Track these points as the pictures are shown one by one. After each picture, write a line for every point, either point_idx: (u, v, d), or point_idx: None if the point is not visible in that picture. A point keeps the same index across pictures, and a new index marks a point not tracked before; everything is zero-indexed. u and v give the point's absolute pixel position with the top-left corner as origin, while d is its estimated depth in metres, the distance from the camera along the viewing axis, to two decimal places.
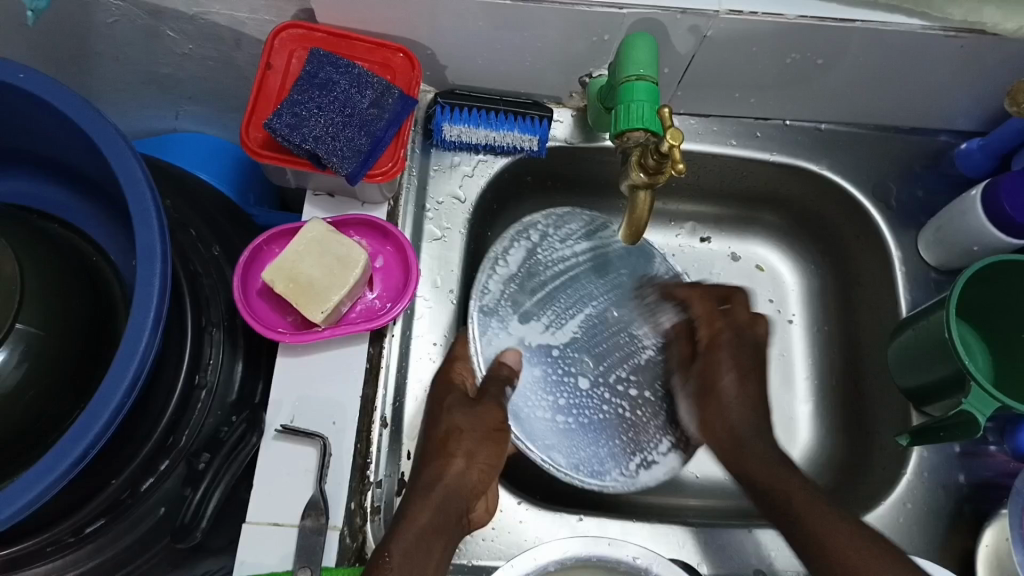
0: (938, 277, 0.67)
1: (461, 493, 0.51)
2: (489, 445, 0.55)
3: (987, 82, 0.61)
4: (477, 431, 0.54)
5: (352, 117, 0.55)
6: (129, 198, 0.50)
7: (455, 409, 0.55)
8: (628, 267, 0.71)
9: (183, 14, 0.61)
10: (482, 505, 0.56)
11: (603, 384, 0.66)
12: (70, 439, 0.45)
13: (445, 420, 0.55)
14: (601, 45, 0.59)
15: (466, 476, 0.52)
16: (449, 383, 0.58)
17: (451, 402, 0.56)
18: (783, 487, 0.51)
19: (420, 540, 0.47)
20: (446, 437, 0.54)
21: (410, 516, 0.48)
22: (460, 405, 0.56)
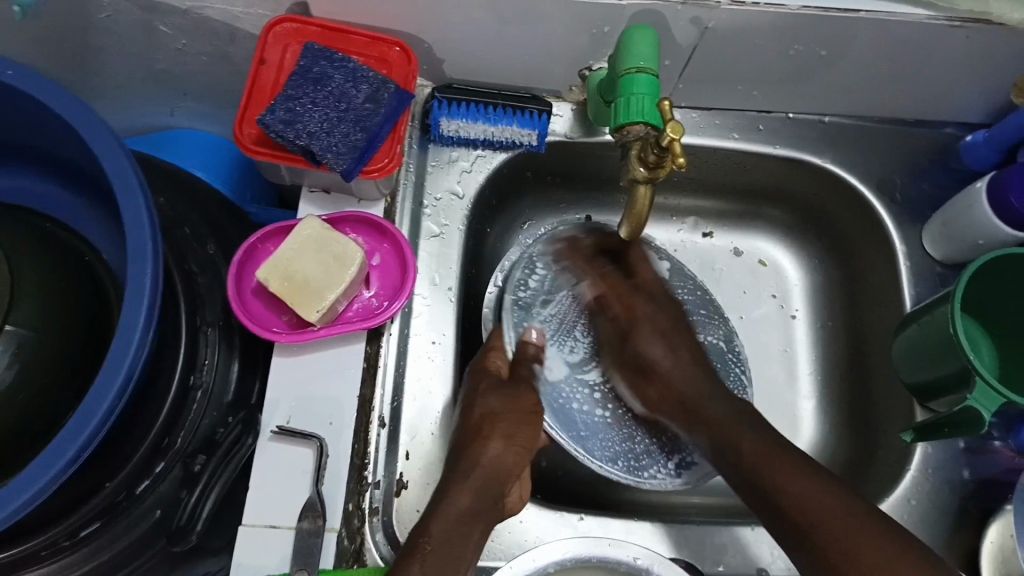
0: (944, 271, 0.65)
1: (499, 478, 0.51)
2: (524, 427, 0.56)
3: (994, 73, 0.60)
4: (516, 415, 0.56)
5: (347, 113, 0.54)
6: (121, 196, 0.49)
7: (490, 393, 0.56)
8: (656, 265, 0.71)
9: (176, 9, 0.60)
10: (516, 492, 0.55)
11: None
12: (60, 443, 0.45)
13: (478, 404, 0.56)
14: (601, 38, 0.58)
15: (498, 456, 0.52)
16: (485, 367, 0.59)
17: (484, 385, 0.57)
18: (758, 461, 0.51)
19: (459, 522, 0.47)
20: (483, 419, 0.54)
21: (450, 499, 0.49)
22: (495, 389, 0.57)
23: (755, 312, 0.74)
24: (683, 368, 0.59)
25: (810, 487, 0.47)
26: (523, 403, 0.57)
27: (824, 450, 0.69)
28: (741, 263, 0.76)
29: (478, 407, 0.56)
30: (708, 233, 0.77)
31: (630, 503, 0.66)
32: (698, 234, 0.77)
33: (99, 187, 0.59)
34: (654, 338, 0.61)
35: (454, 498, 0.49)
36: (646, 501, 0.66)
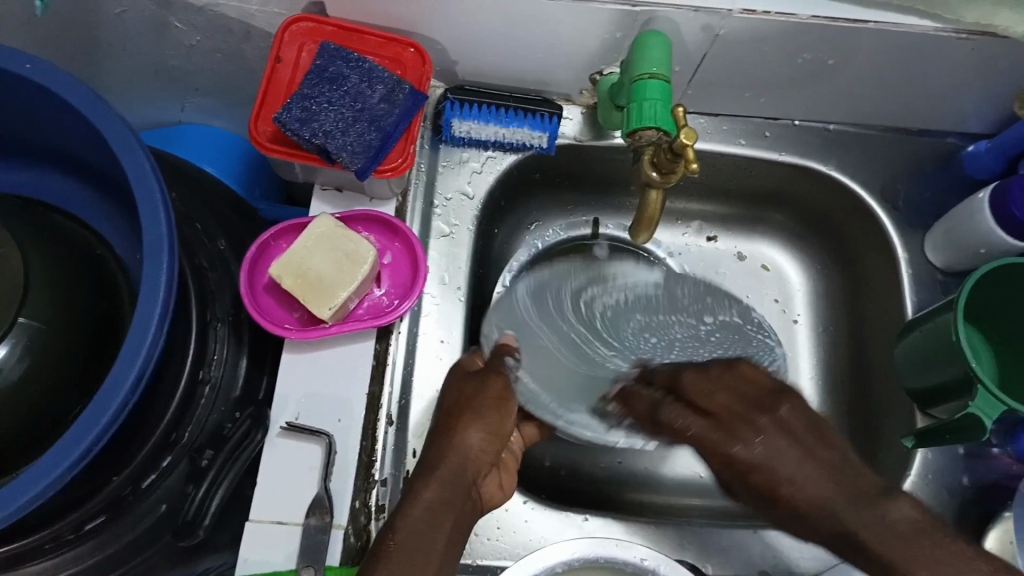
0: (945, 279, 0.67)
1: (462, 469, 0.51)
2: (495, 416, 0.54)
3: (998, 86, 0.61)
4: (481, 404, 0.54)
5: (363, 113, 0.54)
6: (137, 191, 0.49)
7: (454, 390, 0.56)
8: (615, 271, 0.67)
9: (192, 5, 0.60)
10: (493, 481, 0.55)
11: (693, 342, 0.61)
12: (74, 435, 0.45)
13: (449, 400, 0.56)
14: (614, 43, 0.59)
15: (468, 445, 0.52)
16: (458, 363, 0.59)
17: (455, 379, 0.57)
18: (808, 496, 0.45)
19: (427, 516, 0.47)
20: (454, 409, 0.54)
21: (416, 492, 0.48)
22: (461, 380, 0.57)
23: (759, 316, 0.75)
24: (777, 447, 0.46)
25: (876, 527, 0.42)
26: (488, 392, 0.55)
27: None
28: (744, 267, 0.77)
29: (450, 402, 0.55)
30: (712, 238, 0.78)
31: (632, 504, 0.67)
32: (702, 238, 0.78)
33: (111, 182, 0.60)
34: (757, 439, 0.46)
35: (418, 491, 0.48)
36: (648, 502, 0.67)
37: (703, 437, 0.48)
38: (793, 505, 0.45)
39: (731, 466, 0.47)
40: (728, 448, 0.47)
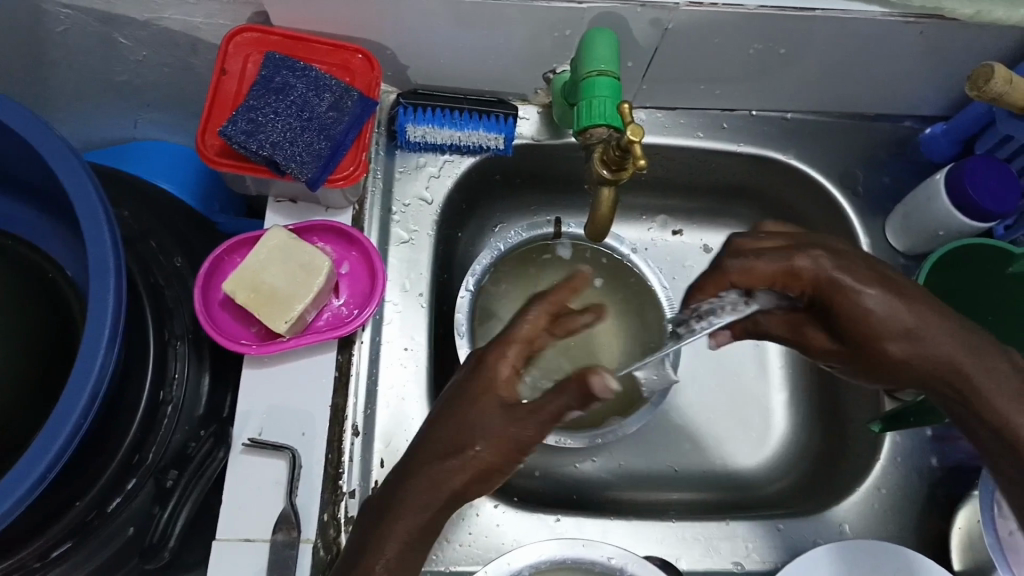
0: (906, 262, 0.67)
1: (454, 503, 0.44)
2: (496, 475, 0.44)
3: (948, 69, 0.62)
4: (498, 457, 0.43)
5: (311, 122, 0.54)
6: (80, 212, 0.48)
7: (489, 420, 0.43)
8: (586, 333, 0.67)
9: (135, 20, 0.60)
10: None
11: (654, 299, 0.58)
12: (24, 466, 0.44)
13: (468, 436, 0.43)
14: (564, 41, 0.58)
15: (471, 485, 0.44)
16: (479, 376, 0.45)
17: (479, 410, 0.43)
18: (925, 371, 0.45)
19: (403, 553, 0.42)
20: (486, 445, 0.43)
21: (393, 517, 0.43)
22: (497, 419, 0.43)
23: None
24: (901, 303, 0.45)
25: (1001, 394, 0.43)
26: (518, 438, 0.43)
27: (795, 441, 0.70)
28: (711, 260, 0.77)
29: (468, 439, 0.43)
30: (677, 231, 0.77)
31: (608, 502, 0.66)
32: (667, 232, 0.77)
33: (59, 203, 0.58)
34: (874, 292, 0.45)
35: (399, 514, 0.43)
36: (623, 499, 0.67)
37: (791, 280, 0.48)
38: (899, 354, 0.46)
39: (837, 307, 0.46)
40: (848, 295, 0.46)
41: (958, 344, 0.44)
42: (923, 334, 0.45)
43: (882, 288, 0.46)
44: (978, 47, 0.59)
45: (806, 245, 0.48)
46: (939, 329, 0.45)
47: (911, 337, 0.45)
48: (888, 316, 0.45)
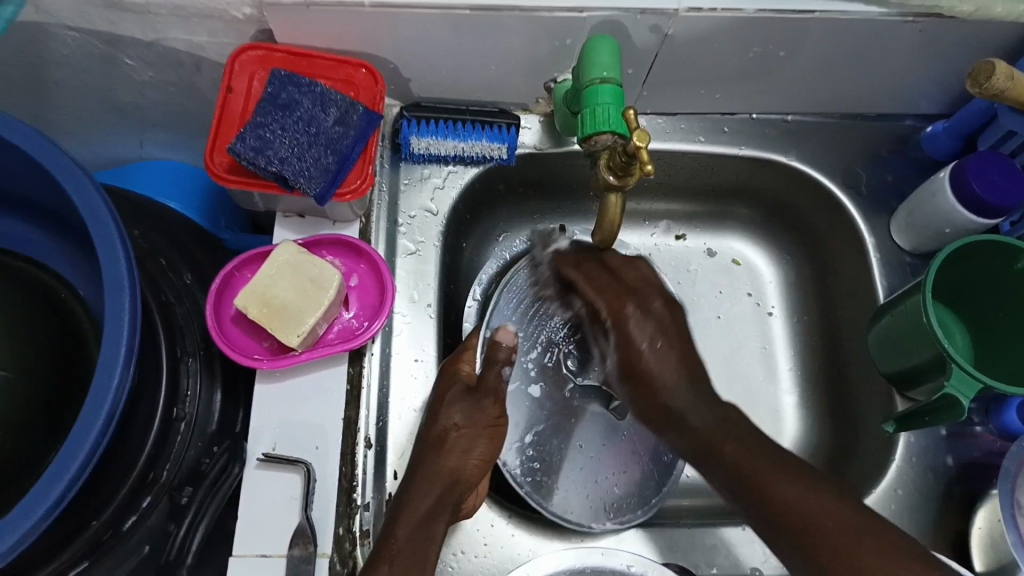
0: (913, 261, 0.67)
1: (456, 482, 0.52)
2: (490, 437, 0.55)
3: (945, 66, 0.62)
4: (475, 426, 0.55)
5: (318, 136, 0.54)
6: (93, 232, 0.48)
7: (456, 406, 0.56)
8: (553, 383, 0.66)
9: (141, 41, 0.60)
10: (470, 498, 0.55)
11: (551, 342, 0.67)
12: (42, 487, 0.44)
13: (448, 419, 0.55)
14: (564, 49, 0.59)
15: (464, 463, 0.53)
16: (454, 374, 0.58)
17: (453, 397, 0.56)
18: (715, 445, 0.45)
19: (421, 522, 0.48)
20: (444, 434, 0.54)
21: (410, 501, 0.50)
22: (459, 399, 0.56)
23: (731, 309, 0.75)
24: (659, 356, 0.46)
25: (708, 417, 0.45)
26: (487, 413, 0.56)
27: (809, 442, 0.70)
28: (715, 263, 0.77)
29: (445, 423, 0.55)
30: (681, 235, 0.78)
31: None
32: (670, 237, 0.78)
33: (70, 221, 0.59)
34: (642, 328, 0.47)
35: (411, 499, 0.50)
36: None
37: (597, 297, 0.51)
38: (642, 367, 0.46)
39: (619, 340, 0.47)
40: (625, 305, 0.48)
41: (680, 385, 0.46)
42: (666, 361, 0.46)
43: (653, 322, 0.47)
44: (976, 44, 0.59)
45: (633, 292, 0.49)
46: (677, 366, 0.46)
47: (660, 366, 0.46)
48: (648, 359, 0.46)
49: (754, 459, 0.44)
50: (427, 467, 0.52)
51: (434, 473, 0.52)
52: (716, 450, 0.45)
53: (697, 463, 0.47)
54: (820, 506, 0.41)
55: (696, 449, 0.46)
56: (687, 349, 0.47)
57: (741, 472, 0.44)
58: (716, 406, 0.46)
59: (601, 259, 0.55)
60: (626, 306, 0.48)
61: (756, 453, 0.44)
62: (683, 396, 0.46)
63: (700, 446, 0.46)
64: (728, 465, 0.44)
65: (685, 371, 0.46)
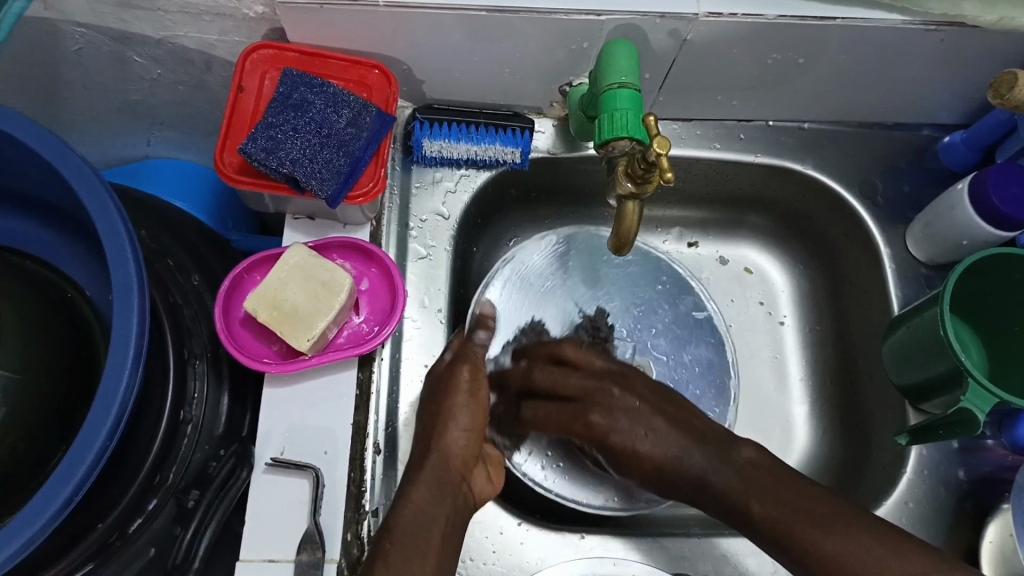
0: (928, 272, 0.66)
1: (449, 462, 0.50)
2: (477, 408, 0.53)
3: (965, 76, 0.61)
4: (456, 399, 0.53)
5: (330, 138, 0.54)
6: (102, 232, 0.48)
7: (436, 388, 0.55)
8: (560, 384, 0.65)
9: (151, 38, 0.60)
10: (481, 472, 0.52)
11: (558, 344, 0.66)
12: (51, 488, 0.43)
13: (431, 400, 0.54)
14: (581, 53, 0.58)
15: (449, 437, 0.51)
16: (439, 362, 0.57)
17: (433, 384, 0.55)
18: (734, 496, 0.46)
19: (415, 518, 0.47)
20: (436, 411, 0.52)
21: (405, 493, 0.48)
22: (436, 381, 0.56)
23: (743, 318, 0.75)
24: (655, 436, 0.48)
25: (725, 471, 0.47)
26: (465, 388, 0.54)
27: (819, 453, 0.70)
28: (726, 271, 0.77)
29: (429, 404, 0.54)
30: (693, 243, 0.77)
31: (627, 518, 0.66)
32: (682, 244, 0.77)
33: (78, 221, 0.58)
34: (621, 419, 0.49)
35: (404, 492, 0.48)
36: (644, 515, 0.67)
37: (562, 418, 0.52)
38: (653, 463, 0.48)
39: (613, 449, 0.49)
40: (588, 418, 0.50)
41: (690, 452, 0.47)
42: (666, 444, 0.48)
43: (626, 418, 0.49)
44: (998, 54, 0.58)
45: (592, 392, 0.51)
46: (675, 437, 0.48)
47: (663, 450, 0.48)
48: (648, 450, 0.48)
49: (773, 506, 0.45)
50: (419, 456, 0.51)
51: (423, 460, 0.50)
52: (742, 504, 0.46)
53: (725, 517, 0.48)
54: (861, 540, 0.43)
55: (723, 508, 0.47)
56: (669, 418, 0.49)
57: (769, 525, 0.45)
58: (726, 455, 0.48)
59: (533, 383, 0.55)
60: (592, 413, 0.50)
61: (774, 493, 0.46)
62: (697, 459, 0.47)
63: (724, 503, 0.47)
64: (751, 516, 0.46)
65: (686, 436, 0.48)
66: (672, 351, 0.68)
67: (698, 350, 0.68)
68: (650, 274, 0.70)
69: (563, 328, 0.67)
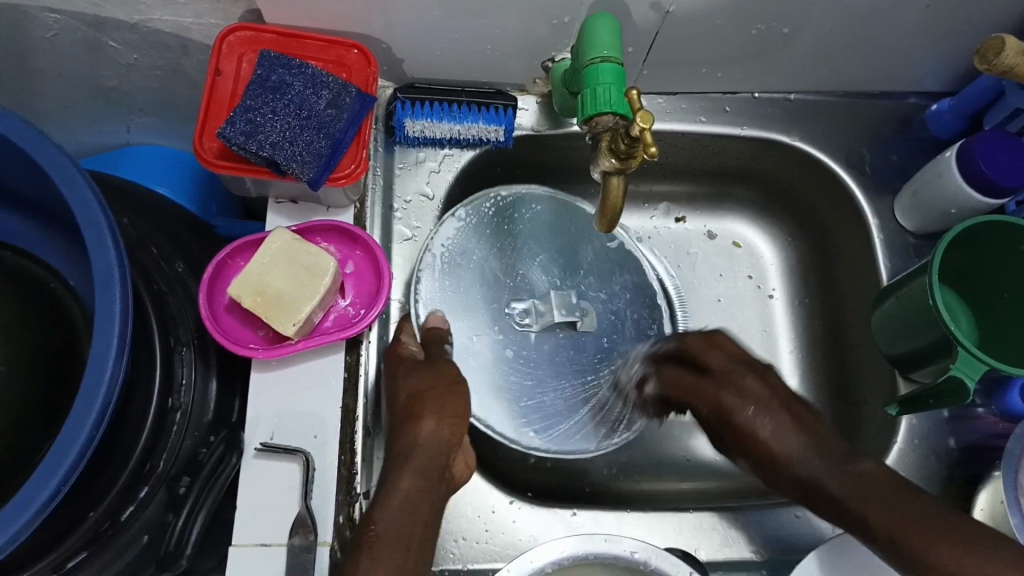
0: (916, 242, 0.66)
1: (438, 454, 0.50)
2: (455, 398, 0.53)
3: (952, 43, 0.61)
4: (439, 387, 0.54)
5: (309, 120, 0.53)
6: (81, 222, 0.47)
7: (411, 375, 0.55)
8: (516, 346, 0.65)
9: (124, 23, 0.59)
10: (461, 460, 0.53)
11: (501, 312, 0.65)
12: (38, 479, 0.43)
13: (408, 388, 0.54)
14: (562, 28, 0.57)
15: (428, 435, 0.51)
16: (399, 354, 0.57)
17: (404, 371, 0.55)
18: (854, 500, 0.47)
19: (406, 504, 0.47)
20: (409, 404, 0.53)
21: (392, 483, 0.48)
22: (413, 370, 0.55)
23: (731, 292, 0.75)
24: (790, 427, 0.51)
25: (844, 481, 0.48)
26: (445, 376, 0.55)
27: None
28: (715, 246, 0.76)
29: (407, 391, 0.54)
30: (681, 218, 0.77)
31: (618, 494, 0.67)
32: (670, 220, 0.77)
33: (58, 212, 0.57)
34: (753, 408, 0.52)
35: (394, 484, 0.48)
36: (636, 491, 0.67)
37: (694, 393, 0.56)
38: (771, 455, 0.51)
39: (734, 428, 0.53)
40: (718, 396, 0.54)
41: (806, 453, 0.50)
42: (786, 440, 0.51)
43: (753, 405, 0.52)
44: (985, 18, 0.57)
45: (739, 370, 0.55)
46: (795, 437, 0.51)
47: (783, 446, 0.51)
48: (777, 444, 0.51)
49: (889, 516, 0.46)
50: (396, 445, 0.51)
51: (404, 451, 0.50)
52: (858, 511, 0.47)
53: (845, 524, 0.49)
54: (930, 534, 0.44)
55: (838, 514, 0.49)
56: (794, 415, 0.52)
57: (885, 534, 0.46)
58: (848, 468, 0.49)
59: (664, 381, 0.61)
60: (722, 391, 0.54)
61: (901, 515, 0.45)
62: (812, 463, 0.50)
63: (834, 505, 0.49)
64: (869, 527, 0.47)
65: (807, 438, 0.51)
66: (604, 285, 0.69)
67: (623, 276, 0.69)
68: (561, 218, 0.69)
69: (497, 281, 0.66)
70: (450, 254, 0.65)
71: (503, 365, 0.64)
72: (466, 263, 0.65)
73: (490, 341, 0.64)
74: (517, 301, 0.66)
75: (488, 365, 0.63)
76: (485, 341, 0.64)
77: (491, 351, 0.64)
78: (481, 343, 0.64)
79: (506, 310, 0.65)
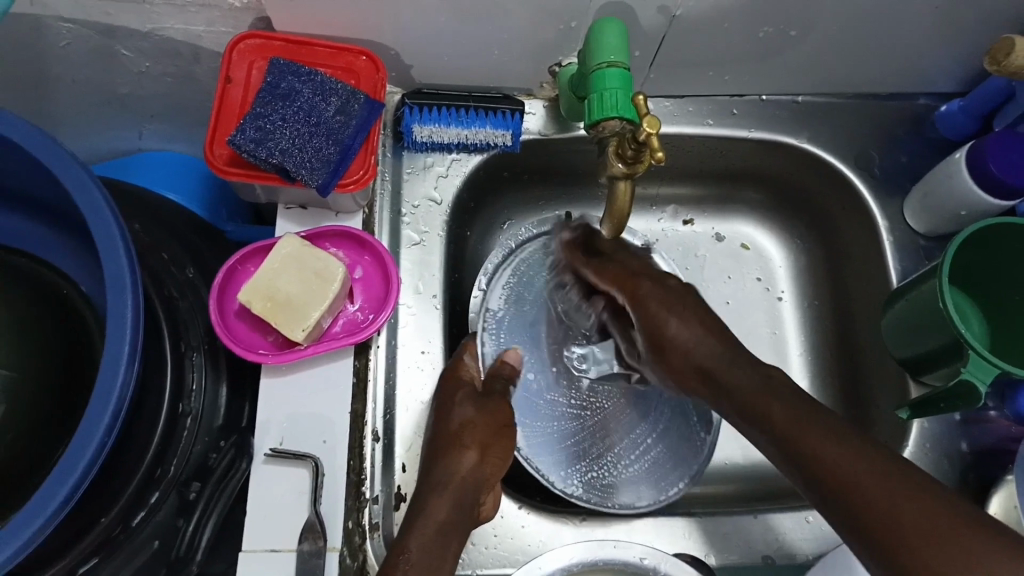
0: (927, 244, 0.66)
1: (475, 485, 0.52)
2: (500, 439, 0.55)
3: (961, 43, 0.60)
4: (490, 424, 0.55)
5: (319, 126, 0.53)
6: (94, 229, 0.47)
7: (467, 405, 0.57)
8: (572, 391, 0.66)
9: (136, 32, 0.59)
10: (490, 500, 0.54)
11: (560, 355, 0.66)
12: (50, 486, 0.43)
13: (462, 417, 0.55)
14: (569, 33, 0.57)
15: (472, 468, 0.52)
16: (456, 379, 0.59)
17: (462, 398, 0.57)
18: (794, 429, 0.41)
19: (436, 537, 0.47)
20: (458, 432, 0.54)
21: (427, 512, 0.49)
22: (472, 400, 0.57)
23: (739, 294, 0.74)
24: (695, 327, 0.50)
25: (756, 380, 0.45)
26: (499, 415, 0.57)
27: None
28: (723, 248, 0.76)
29: (461, 421, 0.55)
30: (688, 221, 0.77)
31: None
32: (678, 222, 0.77)
33: (70, 217, 0.58)
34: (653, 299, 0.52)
35: (429, 510, 0.49)
36: None
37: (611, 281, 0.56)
38: (676, 341, 0.50)
39: (643, 315, 0.52)
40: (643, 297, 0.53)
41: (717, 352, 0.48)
42: (694, 331, 0.50)
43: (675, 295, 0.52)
44: (994, 19, 0.57)
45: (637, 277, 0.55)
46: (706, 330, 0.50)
47: (688, 333, 0.50)
48: (677, 335, 0.50)
49: (830, 457, 0.39)
50: (437, 475, 0.52)
51: (444, 480, 0.51)
52: (761, 408, 0.44)
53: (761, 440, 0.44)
54: (906, 501, 0.35)
55: (747, 415, 0.45)
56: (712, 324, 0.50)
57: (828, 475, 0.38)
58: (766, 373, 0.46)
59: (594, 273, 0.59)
60: (642, 290, 0.53)
61: (838, 447, 0.39)
62: (713, 355, 0.48)
63: (778, 439, 0.42)
64: (809, 458, 0.40)
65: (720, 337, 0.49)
66: None
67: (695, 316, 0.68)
68: None
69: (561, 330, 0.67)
70: (516, 296, 0.67)
71: (557, 412, 0.65)
72: (530, 308, 0.67)
73: (549, 386, 0.66)
74: (578, 344, 0.67)
75: (538, 411, 0.64)
76: (547, 388, 0.65)
77: (547, 396, 0.65)
78: (542, 388, 0.65)
79: (568, 355, 0.66)
